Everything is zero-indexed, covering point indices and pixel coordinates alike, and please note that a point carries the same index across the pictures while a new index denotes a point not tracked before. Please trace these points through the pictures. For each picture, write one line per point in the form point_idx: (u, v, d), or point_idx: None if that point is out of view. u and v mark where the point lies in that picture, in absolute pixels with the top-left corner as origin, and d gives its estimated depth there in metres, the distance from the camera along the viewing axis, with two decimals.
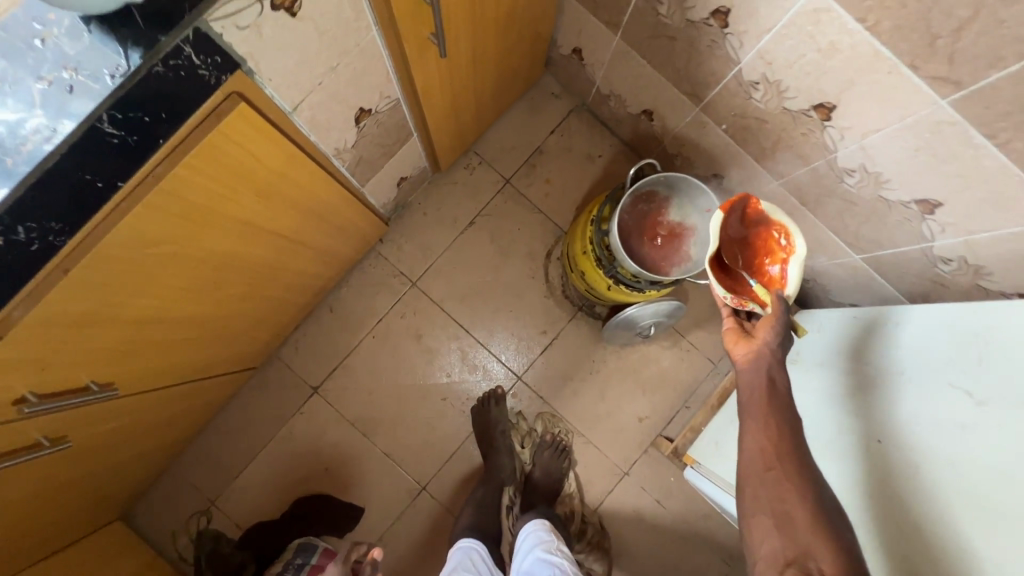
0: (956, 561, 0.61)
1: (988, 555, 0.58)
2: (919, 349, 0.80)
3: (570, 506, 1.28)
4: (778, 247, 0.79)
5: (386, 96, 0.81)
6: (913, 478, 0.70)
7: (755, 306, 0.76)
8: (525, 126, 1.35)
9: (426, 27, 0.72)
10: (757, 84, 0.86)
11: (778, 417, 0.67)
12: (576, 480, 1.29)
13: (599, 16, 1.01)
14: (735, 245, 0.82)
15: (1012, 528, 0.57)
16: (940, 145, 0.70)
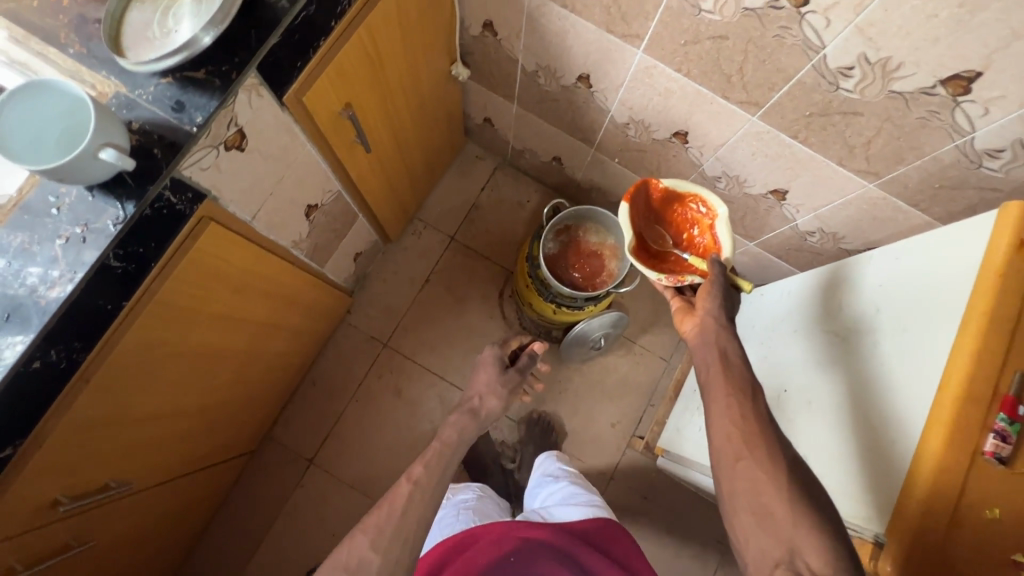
0: (833, 460, 0.72)
1: (852, 446, 0.70)
2: (810, 307, 0.94)
3: None
4: (700, 216, 0.90)
5: (328, 191, 0.97)
6: (805, 409, 0.82)
7: (694, 277, 0.87)
8: (460, 189, 1.54)
9: (349, 134, 0.89)
10: (629, 125, 1.06)
11: (742, 405, 0.69)
12: None
13: (496, 91, 1.21)
14: (655, 226, 0.93)
15: (866, 418, 0.70)
16: (767, 149, 0.89)
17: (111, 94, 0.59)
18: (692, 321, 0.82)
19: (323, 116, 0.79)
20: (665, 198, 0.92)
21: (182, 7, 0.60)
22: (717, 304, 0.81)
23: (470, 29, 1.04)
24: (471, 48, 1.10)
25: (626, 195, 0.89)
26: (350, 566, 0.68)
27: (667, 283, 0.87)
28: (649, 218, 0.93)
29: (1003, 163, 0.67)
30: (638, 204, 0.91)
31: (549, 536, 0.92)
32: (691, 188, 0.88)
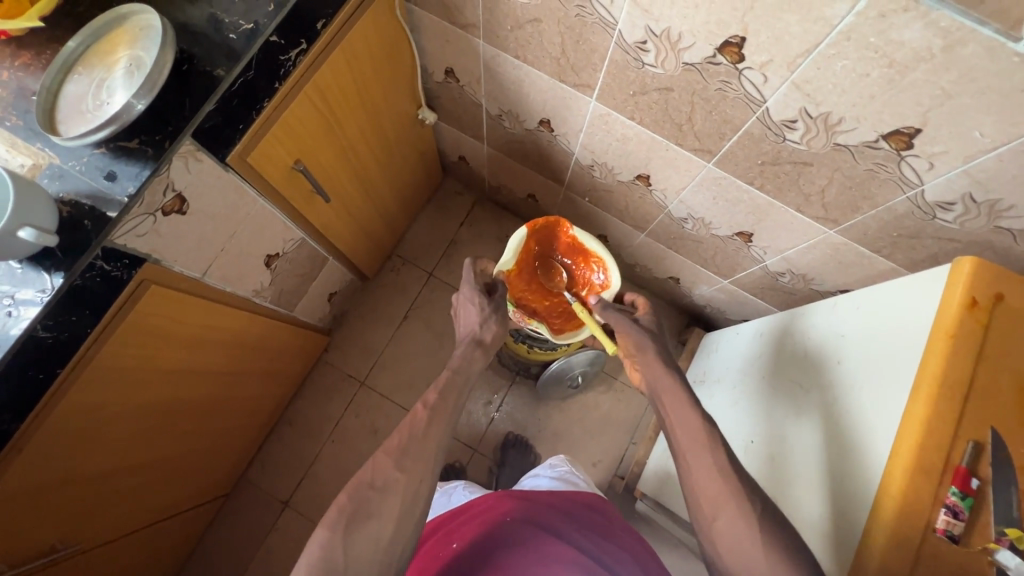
0: (797, 524, 0.71)
1: (814, 511, 0.68)
2: (781, 356, 0.93)
3: None
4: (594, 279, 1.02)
5: (290, 240, 0.97)
6: (771, 465, 0.81)
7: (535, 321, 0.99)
8: (438, 225, 1.54)
9: (305, 186, 0.89)
10: (594, 167, 1.05)
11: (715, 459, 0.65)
12: None
13: (465, 132, 1.22)
14: (550, 267, 1.05)
15: (826, 482, 0.68)
16: (727, 193, 0.88)
17: (45, 166, 0.60)
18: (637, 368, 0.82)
19: (273, 172, 0.79)
20: (573, 245, 1.03)
21: (116, 81, 0.62)
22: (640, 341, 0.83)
23: (434, 75, 1.05)
24: (436, 93, 1.11)
25: (533, 223, 1.00)
26: (375, 485, 0.62)
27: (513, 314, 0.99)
28: (548, 257, 1.05)
29: (956, 216, 0.66)
30: (543, 238, 1.03)
31: (557, 501, 0.85)
32: (599, 249, 0.99)
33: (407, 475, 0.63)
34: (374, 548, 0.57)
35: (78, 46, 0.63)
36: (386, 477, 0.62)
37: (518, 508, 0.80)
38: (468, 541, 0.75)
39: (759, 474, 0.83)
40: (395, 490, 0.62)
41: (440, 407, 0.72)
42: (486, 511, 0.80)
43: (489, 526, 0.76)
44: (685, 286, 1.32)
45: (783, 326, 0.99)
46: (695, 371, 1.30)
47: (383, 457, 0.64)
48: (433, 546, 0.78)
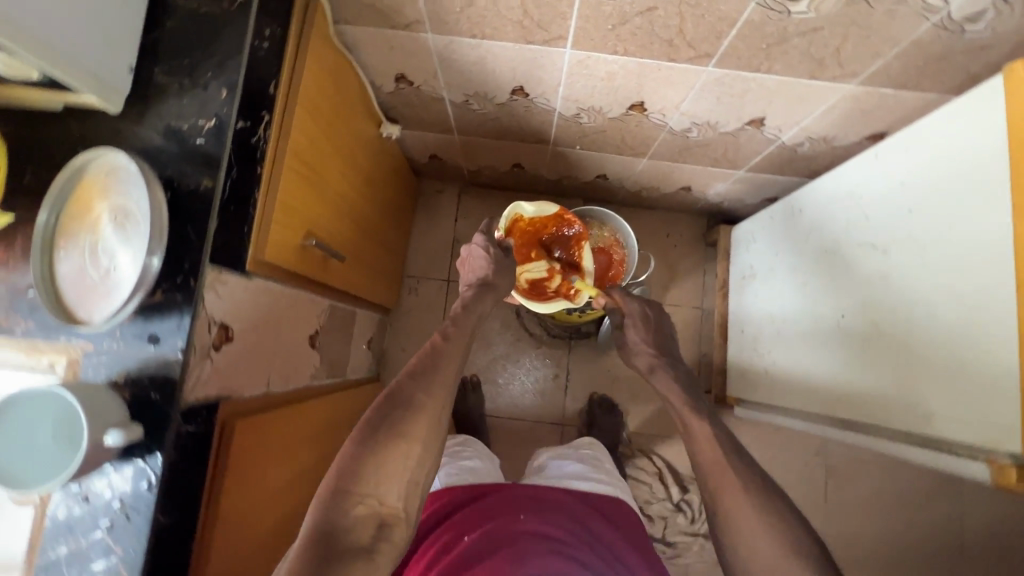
0: (930, 378, 0.69)
1: (946, 358, 0.67)
2: (831, 225, 0.92)
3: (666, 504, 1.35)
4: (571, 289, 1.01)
5: (321, 312, 0.93)
6: (873, 331, 0.80)
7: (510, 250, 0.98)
8: (434, 231, 1.49)
9: (318, 254, 0.84)
10: (580, 114, 1.00)
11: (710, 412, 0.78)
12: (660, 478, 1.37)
13: (431, 130, 1.15)
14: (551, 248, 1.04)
15: (947, 327, 0.67)
16: (730, 88, 0.83)
17: (81, 358, 0.55)
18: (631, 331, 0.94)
19: (291, 258, 0.74)
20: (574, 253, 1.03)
21: (112, 241, 0.55)
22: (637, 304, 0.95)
23: (384, 87, 0.98)
24: (392, 103, 1.03)
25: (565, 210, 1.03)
26: (398, 402, 0.68)
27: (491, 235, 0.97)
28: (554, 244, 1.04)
29: (986, 22, 0.63)
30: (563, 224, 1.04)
31: (573, 499, 0.86)
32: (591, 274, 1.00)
33: (432, 400, 0.70)
34: (405, 466, 0.65)
35: (50, 219, 0.55)
36: (414, 399, 0.69)
37: (532, 510, 0.79)
38: (481, 537, 0.73)
39: (860, 347, 0.82)
40: (423, 412, 0.69)
41: (457, 336, 0.81)
42: (497, 511, 0.80)
43: (498, 530, 0.74)
44: (697, 191, 1.30)
45: (818, 192, 0.97)
46: (739, 268, 1.29)
47: (408, 381, 0.72)
48: (441, 537, 0.77)
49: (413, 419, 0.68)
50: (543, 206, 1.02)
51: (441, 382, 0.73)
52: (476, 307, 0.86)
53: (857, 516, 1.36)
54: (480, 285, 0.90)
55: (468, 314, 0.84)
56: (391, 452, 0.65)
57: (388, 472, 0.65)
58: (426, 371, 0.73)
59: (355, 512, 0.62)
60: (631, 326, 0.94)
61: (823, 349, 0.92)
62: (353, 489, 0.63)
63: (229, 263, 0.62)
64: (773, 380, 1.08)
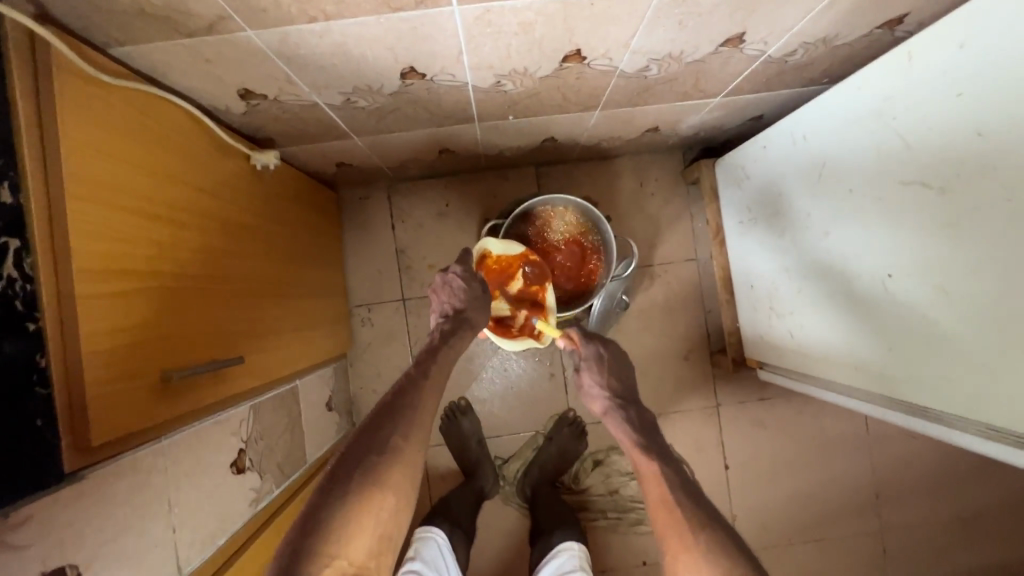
0: None
1: None
2: (850, 157, 0.71)
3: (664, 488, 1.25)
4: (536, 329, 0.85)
5: (240, 424, 0.73)
6: (938, 295, 0.61)
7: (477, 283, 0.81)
8: (373, 246, 1.25)
9: (203, 373, 0.62)
10: (501, 81, 0.74)
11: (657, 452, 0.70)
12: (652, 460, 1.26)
13: (322, 141, 0.89)
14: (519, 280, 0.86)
15: None
16: (693, 8, 0.59)
17: None
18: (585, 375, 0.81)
19: (149, 412, 0.53)
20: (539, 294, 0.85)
21: None
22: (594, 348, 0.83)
23: (232, 110, 0.72)
24: (254, 125, 0.77)
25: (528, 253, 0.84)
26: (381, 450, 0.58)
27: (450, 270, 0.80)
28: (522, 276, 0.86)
29: None
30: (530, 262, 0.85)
31: None
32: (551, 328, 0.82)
33: (413, 443, 0.61)
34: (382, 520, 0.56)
35: None
36: (391, 442, 0.59)
37: None
38: None
39: (929, 317, 0.63)
40: (404, 462, 0.59)
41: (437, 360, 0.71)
42: None
43: None
44: (667, 129, 1.07)
45: (821, 114, 0.75)
46: (732, 211, 1.07)
47: (382, 418, 0.61)
48: None
49: (391, 467, 0.58)
50: (509, 246, 0.83)
51: (419, 413, 0.63)
52: (455, 344, 0.73)
53: (901, 442, 1.26)
54: (456, 320, 0.75)
55: (447, 346, 0.73)
56: (365, 503, 0.55)
57: (360, 526, 0.54)
58: (401, 403, 0.63)
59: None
60: (586, 374, 0.81)
61: (864, 315, 0.74)
62: (320, 549, 0.51)
63: (11, 496, 0.40)
64: (801, 347, 0.91)
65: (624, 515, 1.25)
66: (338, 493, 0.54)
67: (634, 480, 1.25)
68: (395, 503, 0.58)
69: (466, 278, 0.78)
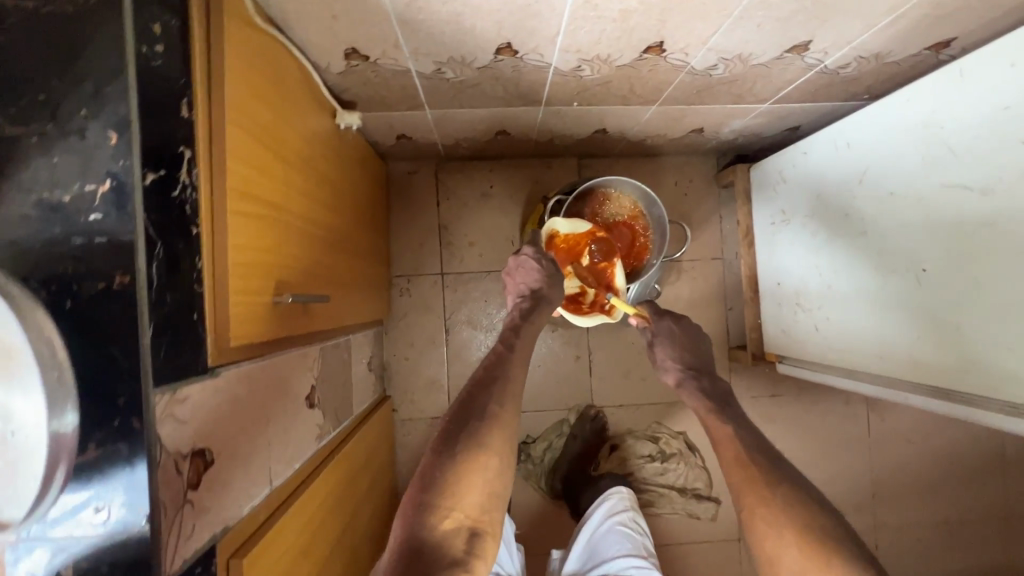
0: None
1: None
2: (895, 161, 0.78)
3: (680, 471, 1.32)
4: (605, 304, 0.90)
5: (314, 361, 0.77)
6: (971, 285, 0.68)
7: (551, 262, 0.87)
8: (417, 220, 1.30)
9: (299, 303, 0.66)
10: (582, 66, 0.81)
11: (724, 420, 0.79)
12: (669, 445, 1.32)
13: (398, 109, 0.94)
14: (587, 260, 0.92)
15: None
16: (776, 11, 0.66)
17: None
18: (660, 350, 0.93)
19: (265, 328, 0.57)
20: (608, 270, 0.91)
21: None
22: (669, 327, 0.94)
23: (332, 68, 0.77)
24: (345, 85, 0.82)
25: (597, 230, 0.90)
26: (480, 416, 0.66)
27: (528, 252, 0.86)
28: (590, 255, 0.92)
29: None
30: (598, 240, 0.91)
31: None
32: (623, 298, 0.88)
33: (507, 411, 0.68)
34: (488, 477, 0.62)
35: None
36: (488, 411, 0.66)
37: None
38: None
39: (957, 306, 0.71)
40: (500, 424, 0.66)
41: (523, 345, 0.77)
42: None
43: None
44: (710, 132, 1.14)
45: (868, 123, 0.82)
46: (766, 212, 1.15)
47: (477, 392, 0.69)
48: None
49: (490, 431, 0.65)
50: (578, 224, 0.89)
51: (510, 386, 0.71)
52: (534, 320, 0.80)
53: (899, 445, 1.33)
54: (534, 299, 0.82)
55: (528, 323, 0.80)
56: (472, 463, 0.62)
57: (470, 482, 0.61)
58: (491, 378, 0.71)
59: (441, 525, 0.58)
60: (659, 348, 0.94)
61: (896, 306, 0.81)
62: (436, 501, 0.59)
63: (175, 372, 0.44)
64: (826, 339, 0.98)
65: (635, 497, 1.31)
66: (447, 454, 0.62)
67: (649, 462, 1.31)
68: (498, 463, 0.64)
69: (541, 259, 0.85)
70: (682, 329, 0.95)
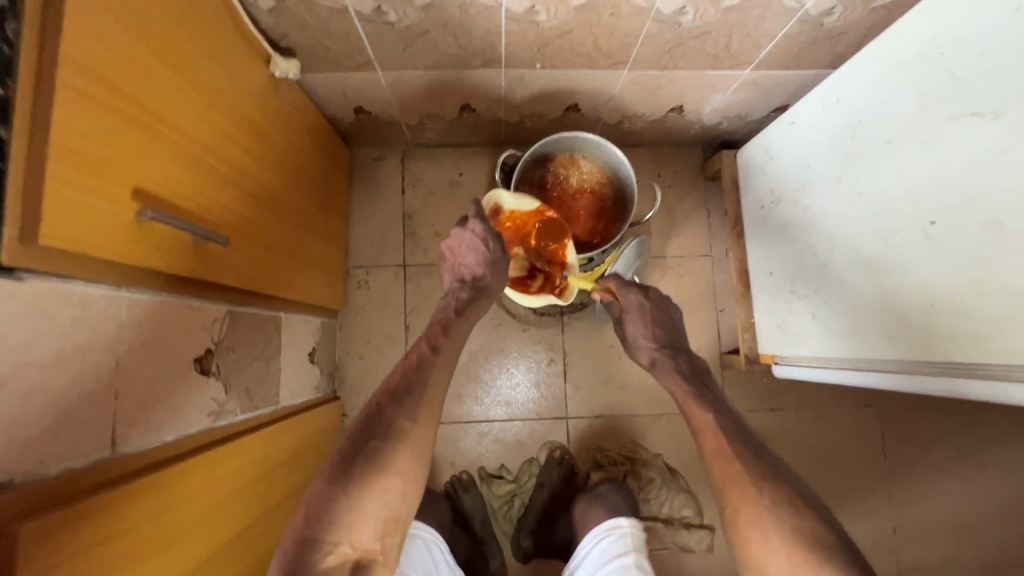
0: None
1: None
2: (891, 107, 0.68)
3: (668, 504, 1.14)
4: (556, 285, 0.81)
5: (213, 321, 0.66)
6: (994, 230, 0.57)
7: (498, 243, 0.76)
8: (381, 209, 1.21)
9: (181, 237, 0.56)
10: (535, 8, 0.73)
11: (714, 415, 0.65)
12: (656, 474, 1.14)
13: (346, 69, 0.88)
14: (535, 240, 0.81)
15: None
16: None
17: None
18: (632, 326, 0.78)
19: (112, 244, 0.47)
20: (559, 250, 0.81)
21: None
22: (641, 303, 0.78)
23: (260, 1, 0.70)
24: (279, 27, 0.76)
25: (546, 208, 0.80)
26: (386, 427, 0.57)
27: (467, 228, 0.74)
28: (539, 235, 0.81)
29: None
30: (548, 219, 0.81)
31: None
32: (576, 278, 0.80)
33: (420, 426, 0.59)
34: (385, 501, 0.54)
35: None
36: (397, 425, 0.57)
37: None
38: None
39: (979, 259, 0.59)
40: (411, 435, 0.57)
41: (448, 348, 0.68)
42: None
43: None
44: (691, 111, 1.06)
45: (858, 72, 0.74)
46: (753, 198, 1.04)
47: (387, 400, 0.59)
48: None
49: (395, 448, 0.56)
50: (522, 202, 0.79)
51: (429, 396, 0.61)
52: (471, 314, 0.72)
53: (921, 471, 1.16)
54: (475, 289, 0.73)
55: (461, 317, 0.71)
56: (370, 488, 0.53)
57: (363, 512, 0.53)
58: (410, 380, 0.62)
59: (325, 563, 0.50)
60: (630, 323, 0.78)
61: (902, 273, 0.69)
62: (323, 537, 0.51)
63: None
64: (824, 327, 0.85)
65: None
66: (339, 482, 0.53)
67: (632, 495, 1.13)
68: (402, 484, 0.55)
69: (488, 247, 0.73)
70: (658, 305, 0.79)
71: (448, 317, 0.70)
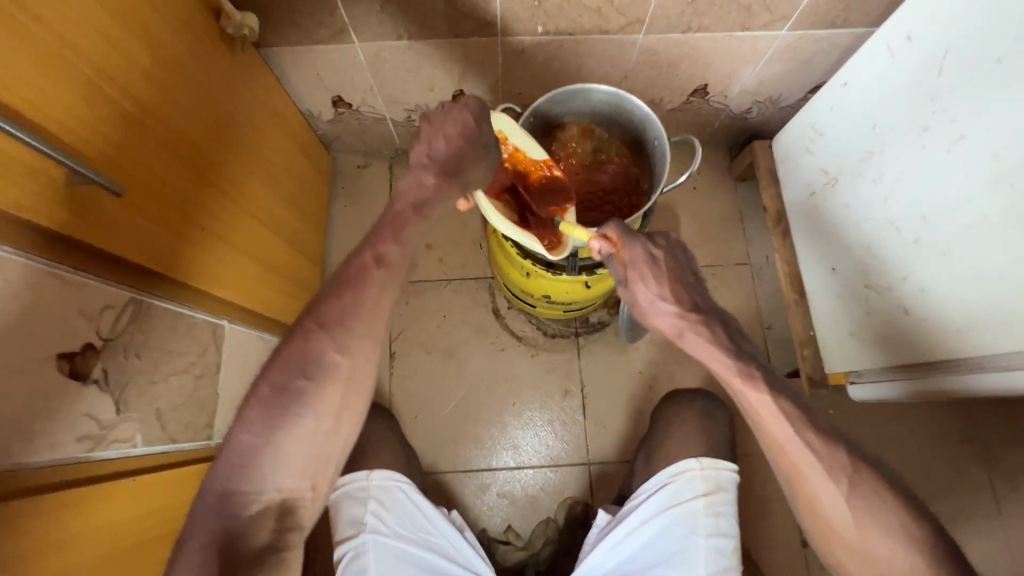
0: None
1: None
2: (999, 18, 0.53)
3: None
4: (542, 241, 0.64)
5: (102, 310, 0.48)
6: None
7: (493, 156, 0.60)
8: (364, 220, 1.05)
9: (35, 165, 0.40)
10: None
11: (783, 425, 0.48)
12: None
13: (316, 38, 0.75)
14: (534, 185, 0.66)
15: None
16: None
17: None
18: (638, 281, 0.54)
19: None
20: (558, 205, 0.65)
21: None
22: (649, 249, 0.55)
23: None
24: None
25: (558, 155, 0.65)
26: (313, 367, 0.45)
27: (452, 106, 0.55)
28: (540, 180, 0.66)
29: None
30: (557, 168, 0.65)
31: None
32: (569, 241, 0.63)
33: (355, 359, 0.46)
34: (313, 440, 0.45)
35: None
36: (325, 360, 0.45)
37: None
38: None
39: None
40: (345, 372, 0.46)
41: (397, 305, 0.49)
42: None
43: None
44: (718, 93, 0.92)
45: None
46: (799, 186, 0.87)
47: (314, 330, 0.46)
48: None
49: (322, 385, 0.45)
50: (533, 146, 0.64)
51: (365, 324, 0.47)
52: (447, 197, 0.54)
53: None
54: (448, 165, 0.53)
55: (436, 200, 0.53)
56: (297, 425, 0.44)
57: (290, 447, 0.44)
58: (348, 316, 0.47)
59: (250, 510, 0.44)
60: (635, 281, 0.54)
61: None
62: (242, 483, 0.43)
63: None
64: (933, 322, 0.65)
65: None
66: (255, 425, 0.44)
67: None
68: (337, 419, 0.46)
69: (466, 119, 0.54)
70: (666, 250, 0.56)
71: (405, 208, 0.52)
